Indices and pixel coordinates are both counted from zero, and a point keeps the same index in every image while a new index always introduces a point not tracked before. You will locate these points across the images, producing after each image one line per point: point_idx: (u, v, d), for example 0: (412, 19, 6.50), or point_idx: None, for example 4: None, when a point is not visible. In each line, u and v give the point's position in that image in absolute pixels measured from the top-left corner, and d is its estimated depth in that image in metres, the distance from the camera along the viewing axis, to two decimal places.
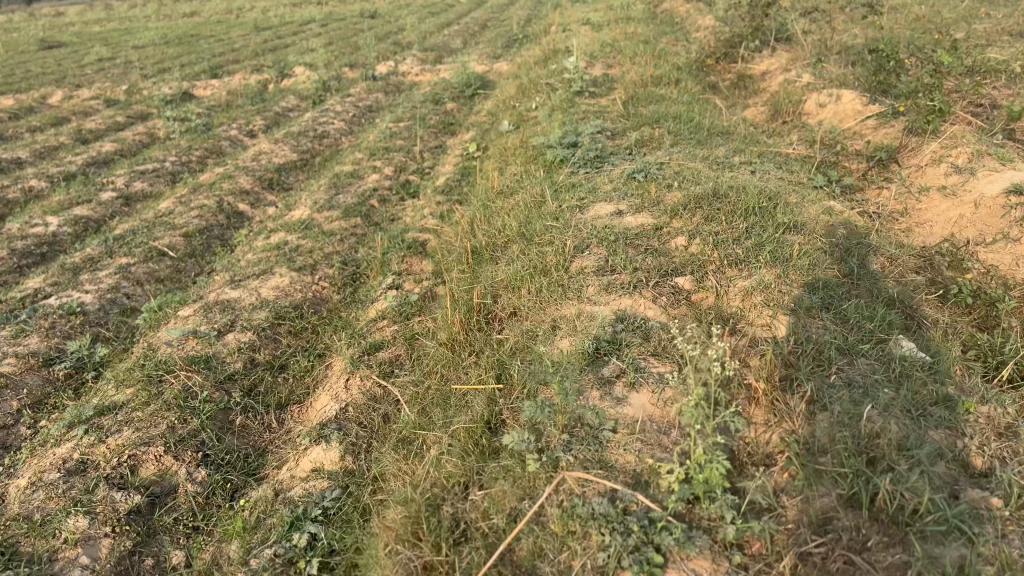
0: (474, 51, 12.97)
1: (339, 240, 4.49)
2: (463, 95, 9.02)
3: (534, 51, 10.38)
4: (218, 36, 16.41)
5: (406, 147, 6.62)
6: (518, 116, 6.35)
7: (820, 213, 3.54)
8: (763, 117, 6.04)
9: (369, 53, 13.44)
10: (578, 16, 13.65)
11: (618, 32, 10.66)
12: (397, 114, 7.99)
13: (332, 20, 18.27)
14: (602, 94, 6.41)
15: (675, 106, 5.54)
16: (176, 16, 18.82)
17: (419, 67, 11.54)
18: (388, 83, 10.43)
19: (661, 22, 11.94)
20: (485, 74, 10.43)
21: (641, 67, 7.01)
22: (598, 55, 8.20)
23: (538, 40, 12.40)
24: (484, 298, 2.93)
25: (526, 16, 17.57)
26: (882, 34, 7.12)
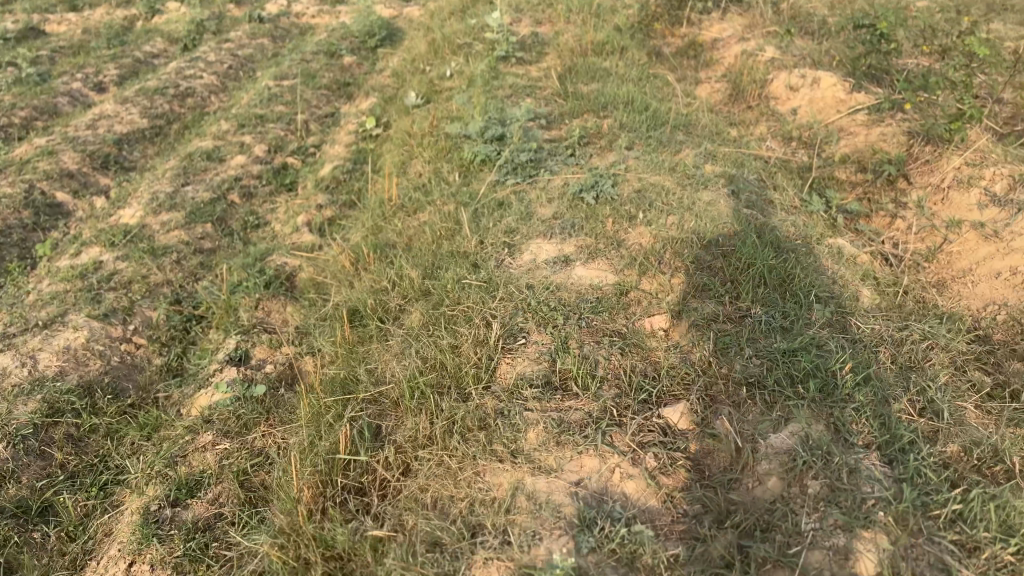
0: None
1: (175, 266, 3.31)
2: (364, 48, 7.70)
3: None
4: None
5: (286, 117, 5.35)
6: (427, 85, 5.16)
7: (836, 270, 2.59)
8: (722, 100, 5.06)
9: None
10: None
11: None
12: (283, 69, 6.64)
13: None
14: (531, 64, 5.31)
15: (622, 87, 4.49)
16: None
17: (317, 7, 10.08)
18: (277, 26, 8.94)
19: None
20: (392, 23, 9.08)
21: (578, 29, 5.91)
22: (524, 9, 7.02)
23: None
24: (364, 431, 1.91)
25: None
26: (848, 5, 6.25)
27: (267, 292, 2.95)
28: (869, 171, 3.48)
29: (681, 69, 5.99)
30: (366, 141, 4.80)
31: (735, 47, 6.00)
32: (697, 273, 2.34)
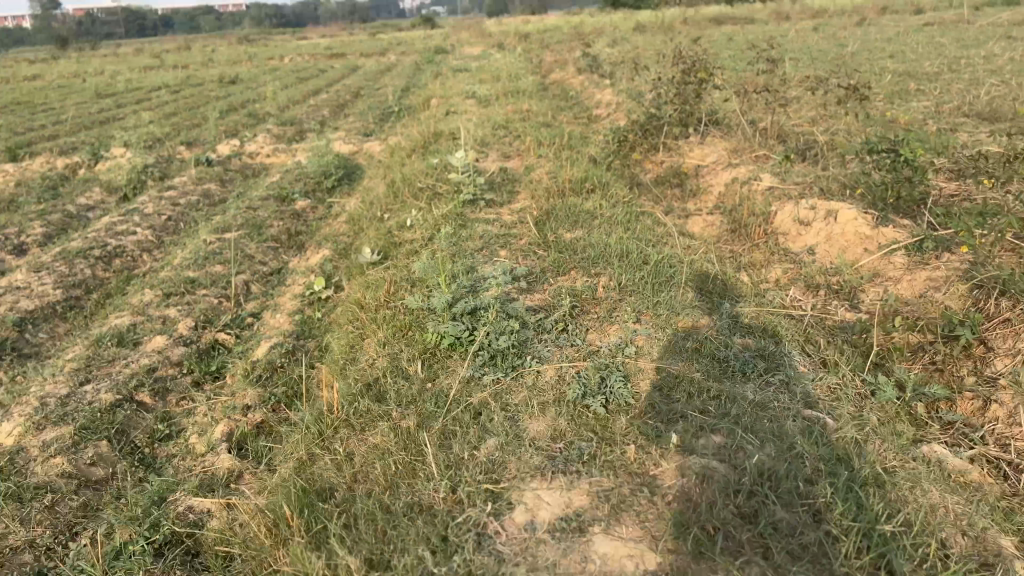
0: (341, 127, 11.15)
1: (46, 515, 2.46)
2: (320, 190, 7.13)
3: (410, 135, 8.67)
4: (36, 122, 13.92)
5: (223, 279, 4.63)
6: (385, 236, 4.50)
7: (963, 513, 1.84)
8: (723, 242, 4.47)
9: (216, 129, 11.37)
10: (461, 90, 12.14)
11: (509, 110, 9.12)
12: (227, 220, 5.99)
13: (181, 104, 16.06)
14: (505, 208, 4.68)
15: (613, 234, 3.85)
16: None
17: (272, 147, 9.62)
18: (227, 169, 8.40)
19: (556, 104, 10.57)
20: (353, 162, 8.60)
21: (554, 167, 5.37)
22: (491, 144, 6.54)
23: (416, 117, 10.72)
24: None
25: (402, 87, 16.07)
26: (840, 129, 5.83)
27: (157, 569, 2.14)
28: (936, 327, 2.79)
29: (668, 204, 5.44)
30: (315, 308, 4.06)
31: (724, 175, 5.48)
32: (780, 561, 1.60)
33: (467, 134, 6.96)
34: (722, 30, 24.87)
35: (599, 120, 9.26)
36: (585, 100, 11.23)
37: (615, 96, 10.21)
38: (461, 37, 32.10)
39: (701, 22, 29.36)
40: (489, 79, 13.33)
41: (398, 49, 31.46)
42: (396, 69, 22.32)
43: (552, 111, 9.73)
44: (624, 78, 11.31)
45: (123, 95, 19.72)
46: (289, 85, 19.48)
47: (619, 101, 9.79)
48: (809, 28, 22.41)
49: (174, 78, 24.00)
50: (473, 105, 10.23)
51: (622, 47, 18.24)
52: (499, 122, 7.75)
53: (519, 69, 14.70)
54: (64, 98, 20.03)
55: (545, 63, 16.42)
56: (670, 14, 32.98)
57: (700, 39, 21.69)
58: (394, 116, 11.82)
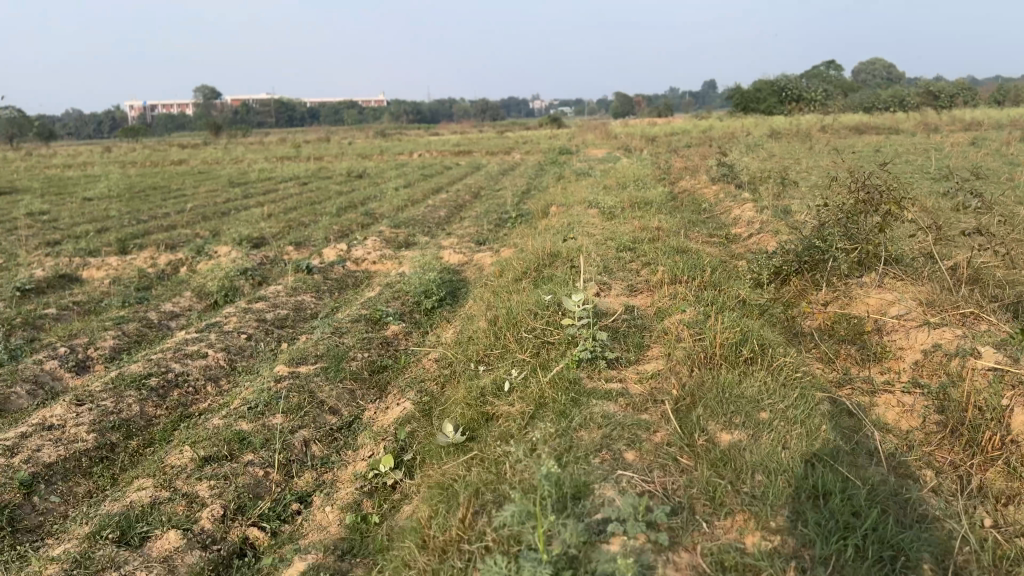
0: (452, 234, 10.49)
1: None
2: (418, 312, 6.29)
3: (524, 250, 7.82)
4: (161, 210, 14.10)
5: (278, 435, 3.77)
6: (475, 401, 3.53)
7: None
8: (936, 453, 3.26)
9: (326, 230, 10.96)
10: (583, 198, 11.32)
11: (635, 226, 8.16)
12: (306, 347, 5.21)
13: (301, 199, 16.04)
14: (632, 374, 3.63)
15: (787, 445, 2.73)
16: (133, 196, 17.05)
17: (379, 252, 9.06)
18: (325, 278, 7.76)
19: (687, 220, 9.53)
20: (459, 277, 7.83)
21: (693, 315, 4.31)
22: (615, 275, 5.55)
23: (532, 227, 9.93)
24: None
25: (522, 190, 15.58)
26: None
27: None
28: None
29: (843, 377, 4.23)
30: (376, 502, 3.11)
31: (920, 342, 4.30)
32: None
33: (585, 258, 6.01)
34: (863, 141, 23.40)
35: (736, 242, 8.14)
36: (719, 216, 10.13)
37: (756, 214, 9.06)
38: (586, 138, 31.87)
39: (839, 131, 27.93)
40: (612, 186, 12.49)
41: (521, 148, 31.56)
42: (517, 170, 22.00)
43: (682, 228, 8.71)
44: (765, 196, 10.18)
45: (252, 186, 20.15)
46: (409, 183, 19.39)
47: (761, 221, 8.65)
48: (964, 142, 20.66)
49: (303, 171, 24.59)
50: (595, 218, 9.33)
51: (754, 155, 17.17)
52: (622, 243, 6.78)
53: (646, 175, 13.82)
54: (197, 187, 20.62)
55: (672, 169, 15.50)
56: (805, 121, 31.69)
57: (840, 150, 20.32)
58: (510, 223, 11.10)
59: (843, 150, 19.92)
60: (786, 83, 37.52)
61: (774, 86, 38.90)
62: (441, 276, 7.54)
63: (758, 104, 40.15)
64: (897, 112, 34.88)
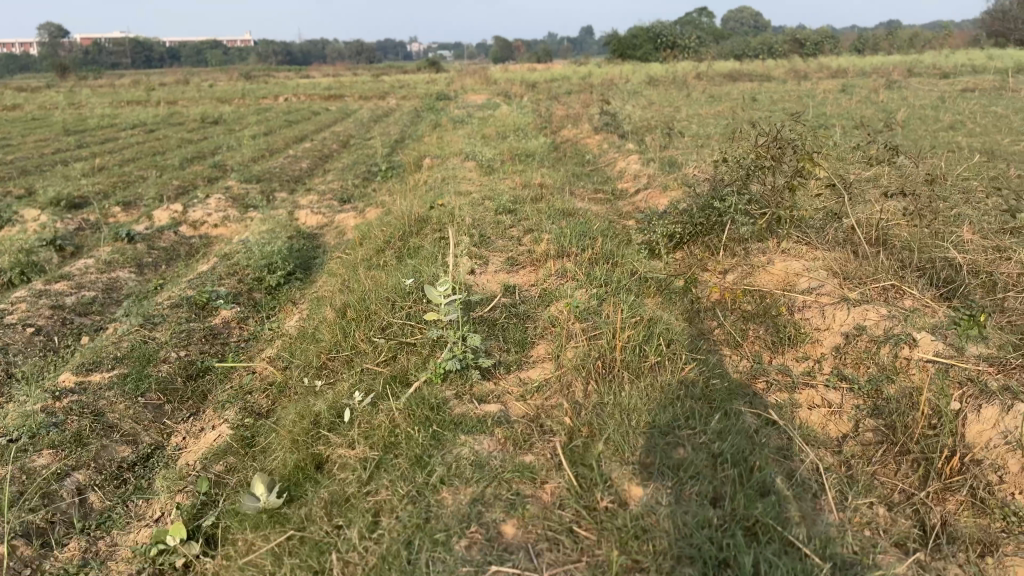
0: (312, 191, 9.36)
1: None
2: (259, 291, 5.30)
3: (390, 211, 6.87)
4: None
5: (36, 488, 2.80)
6: (306, 439, 2.64)
7: None
8: (884, 473, 2.67)
9: (166, 189, 9.61)
10: (459, 149, 10.40)
11: (516, 181, 7.35)
12: (104, 350, 4.17)
13: (145, 149, 14.34)
14: (513, 390, 2.84)
15: (721, 504, 2.01)
16: None
17: (224, 215, 7.92)
18: (152, 250, 6.58)
19: (571, 173, 8.82)
20: (316, 245, 6.82)
21: (585, 301, 3.56)
22: (491, 247, 4.74)
23: (402, 184, 8.97)
24: None
25: (395, 140, 14.50)
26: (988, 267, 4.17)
27: None
28: None
29: (756, 365, 3.63)
30: None
31: (842, 319, 3.72)
32: None
33: (459, 224, 5.16)
34: (740, 88, 23.43)
35: (623, 200, 7.49)
36: (604, 168, 9.48)
37: (644, 167, 8.44)
38: (465, 83, 30.71)
39: (715, 78, 28.01)
40: (490, 136, 11.62)
41: (397, 93, 30.08)
42: (389, 117, 20.71)
43: (567, 183, 7.98)
44: (651, 148, 9.60)
45: (92, 134, 18.05)
46: (272, 130, 17.82)
47: (650, 174, 8.03)
48: (837, 89, 20.97)
49: (154, 117, 22.39)
50: (471, 172, 8.46)
51: (636, 102, 16.71)
52: (500, 205, 5.97)
53: (527, 124, 13.05)
54: (26, 137, 18.29)
55: (553, 117, 14.75)
56: (683, 67, 31.71)
57: (719, 97, 20.13)
58: (379, 179, 10.08)
59: (723, 98, 19.76)
60: (663, 28, 37.41)
61: (651, 31, 38.71)
62: (294, 244, 6.52)
63: (637, 49, 39.97)
64: (769, 59, 35.44)
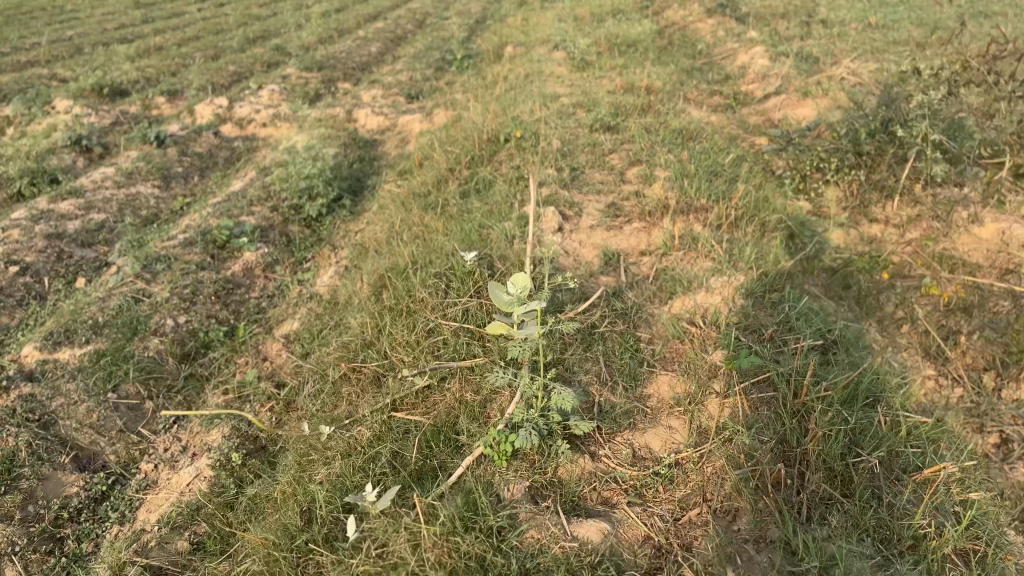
0: (377, 86, 8.22)
1: None
2: (294, 226, 4.33)
3: (464, 119, 5.74)
4: (24, 41, 11.42)
5: None
6: (287, 566, 1.66)
7: None
8: None
9: (217, 77, 8.61)
10: (546, 35, 8.99)
11: (614, 83, 6.05)
12: (85, 309, 3.25)
13: (206, 27, 13.28)
14: (623, 481, 1.78)
15: None
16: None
17: (273, 112, 6.88)
18: (184, 156, 5.64)
19: (679, 70, 7.39)
20: (374, 159, 5.77)
21: (728, 302, 2.42)
22: (584, 188, 3.59)
23: (480, 80, 7.74)
24: None
25: (476, 21, 13.03)
26: None
27: None
28: None
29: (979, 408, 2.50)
30: None
31: None
32: None
33: (545, 149, 4.00)
34: None
35: (744, 111, 6.11)
36: (718, 62, 7.97)
37: (770, 67, 6.95)
38: None
39: None
40: (582, 19, 10.10)
41: None
42: None
43: (675, 83, 6.61)
44: (776, 41, 8.02)
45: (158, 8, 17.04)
46: (343, 6, 16.45)
47: (778, 79, 6.58)
48: None
49: None
50: (561, 67, 7.16)
51: None
52: (597, 122, 4.75)
53: (626, 3, 11.39)
54: (92, 8, 17.47)
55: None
56: None
57: None
58: (454, 74, 8.85)
59: None
60: None
61: None
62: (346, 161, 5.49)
63: None
64: None
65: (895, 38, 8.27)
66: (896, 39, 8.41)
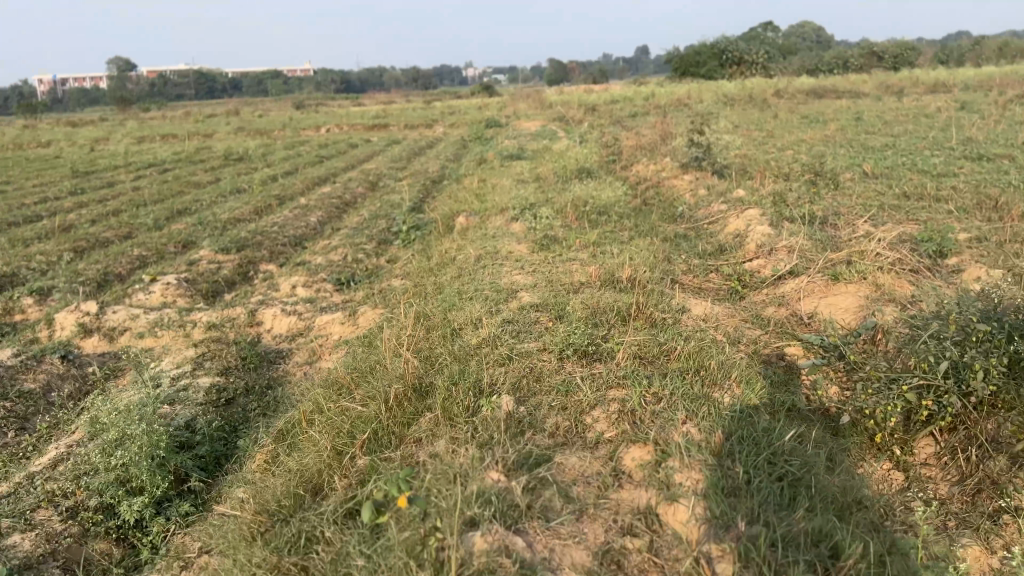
0: (301, 271, 6.86)
1: None
2: (94, 545, 2.73)
3: (392, 331, 4.31)
4: None
5: None
6: None
7: None
8: None
9: (110, 267, 7.20)
10: (505, 202, 7.81)
11: (588, 273, 4.71)
12: None
13: (133, 199, 12.08)
14: None
15: None
16: None
17: (156, 319, 5.42)
18: (0, 400, 4.06)
19: (663, 245, 6.14)
20: (268, 388, 4.25)
21: None
22: (552, 512, 2.06)
23: (424, 262, 6.43)
24: None
25: (432, 183, 12.03)
26: None
27: None
28: None
29: None
30: None
31: None
32: None
33: (488, 421, 2.51)
34: (832, 108, 20.36)
35: (755, 302, 4.76)
36: (705, 232, 6.79)
37: (775, 242, 5.71)
38: (518, 108, 28.23)
39: (797, 97, 24.94)
40: (545, 180, 9.01)
41: (445, 120, 27.90)
42: (432, 150, 18.36)
43: (663, 264, 5.30)
44: (770, 204, 6.87)
45: (95, 178, 15.93)
46: (293, 169, 15.49)
47: (789, 261, 5.31)
48: (954, 104, 17.83)
49: (176, 155, 20.33)
50: (522, 248, 5.86)
51: (723, 127, 13.97)
52: (567, 350, 3.31)
53: (593, 160, 10.43)
54: (23, 181, 16.40)
55: (621, 150, 12.07)
56: (755, 84, 28.78)
57: (817, 120, 17.14)
58: (397, 250, 7.56)
59: (821, 121, 16.79)
60: (728, 44, 34.16)
61: (714, 48, 35.21)
62: (221, 404, 3.97)
63: (698, 67, 36.48)
64: (853, 73, 32.11)
65: (904, 195, 7.25)
66: (906, 195, 7.32)
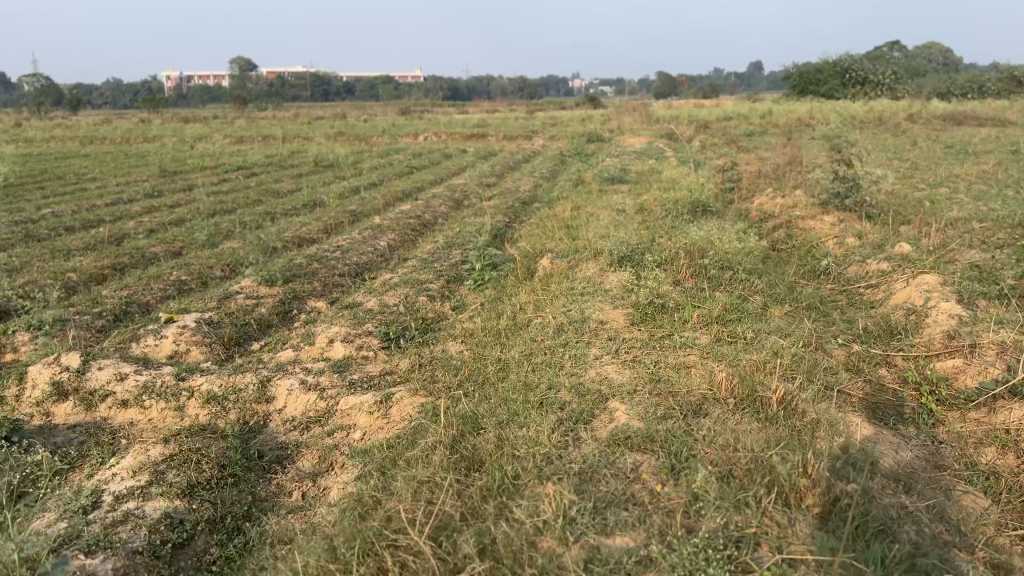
0: (347, 315, 5.63)
1: None
2: None
3: (424, 448, 2.97)
4: None
5: None
6: None
7: None
8: None
9: (136, 297, 6.19)
10: (602, 242, 6.39)
11: (715, 377, 3.25)
12: None
13: (203, 206, 11.27)
14: None
15: None
16: None
17: (149, 381, 4.30)
18: None
19: (808, 323, 4.62)
20: (243, 524, 3.03)
21: None
22: None
23: (495, 316, 5.11)
24: None
25: (522, 205, 10.73)
26: None
27: None
28: None
29: None
30: None
31: None
32: None
33: None
34: (981, 137, 17.91)
35: (962, 443, 3.24)
36: (860, 306, 5.23)
37: (976, 336, 4.11)
38: (623, 123, 26.61)
39: (935, 123, 22.44)
40: (652, 215, 7.56)
41: (546, 132, 26.68)
42: (528, 165, 17.12)
43: (818, 361, 3.79)
44: (952, 273, 5.21)
45: (179, 179, 15.39)
46: (377, 180, 14.48)
47: (1005, 373, 3.72)
48: None
49: (269, 159, 19.81)
50: (620, 317, 4.45)
51: (860, 156, 12.12)
52: None
53: (709, 188, 8.90)
54: (112, 178, 16.05)
55: (741, 178, 10.42)
56: (885, 106, 26.30)
57: (966, 151, 14.88)
58: (467, 293, 6.24)
59: (973, 153, 14.57)
60: (854, 63, 31.60)
61: (835, 66, 32.62)
62: (169, 556, 2.77)
63: (818, 86, 33.93)
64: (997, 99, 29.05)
65: None
66: None
